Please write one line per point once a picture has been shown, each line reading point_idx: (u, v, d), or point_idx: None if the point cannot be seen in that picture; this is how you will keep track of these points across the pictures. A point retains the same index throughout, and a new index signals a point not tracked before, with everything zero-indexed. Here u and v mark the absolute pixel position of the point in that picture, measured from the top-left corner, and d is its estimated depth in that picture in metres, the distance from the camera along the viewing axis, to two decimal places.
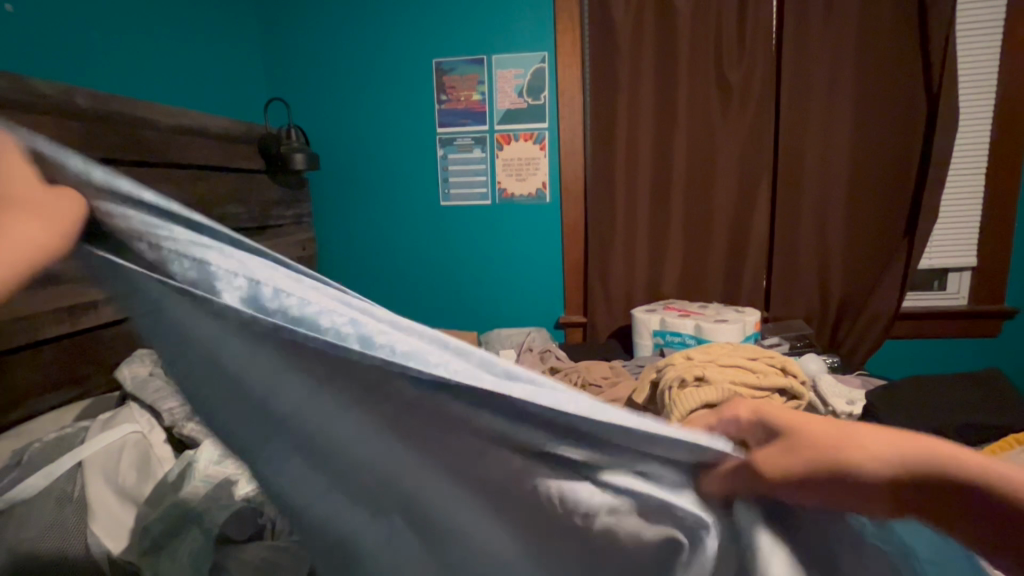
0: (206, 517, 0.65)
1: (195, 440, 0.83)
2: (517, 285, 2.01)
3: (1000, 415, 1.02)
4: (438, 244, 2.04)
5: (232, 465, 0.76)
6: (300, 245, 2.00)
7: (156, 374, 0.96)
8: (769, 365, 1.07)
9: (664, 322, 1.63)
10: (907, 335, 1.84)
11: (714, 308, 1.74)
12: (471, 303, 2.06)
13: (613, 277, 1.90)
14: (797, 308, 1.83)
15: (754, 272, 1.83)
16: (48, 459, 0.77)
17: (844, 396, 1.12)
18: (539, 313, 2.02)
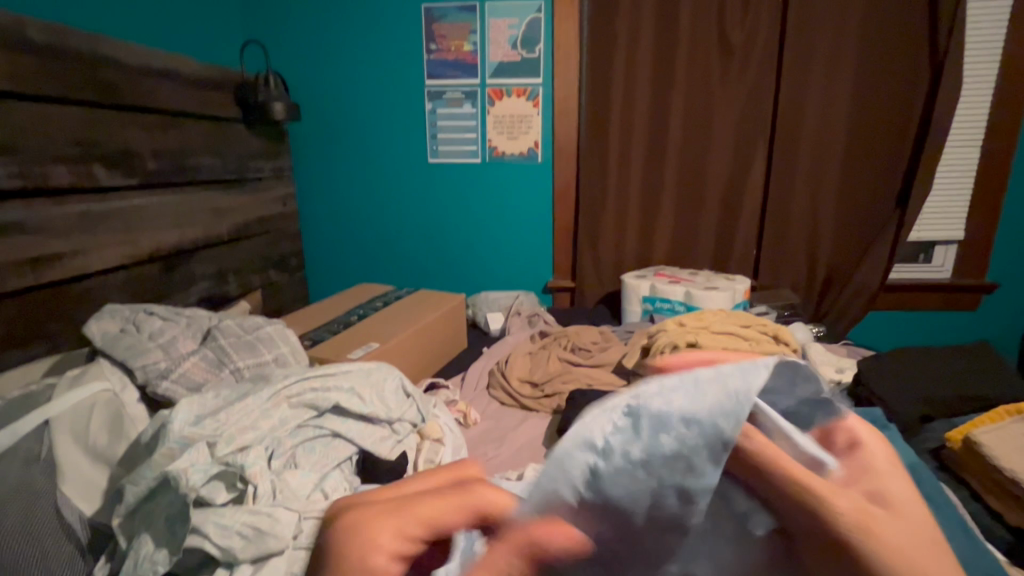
0: (179, 477, 0.57)
1: (172, 398, 0.80)
2: (506, 248, 1.97)
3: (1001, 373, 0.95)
4: (426, 203, 1.97)
5: (211, 425, 0.67)
6: (280, 200, 1.91)
7: (127, 330, 0.91)
8: (761, 333, 1.06)
9: (654, 288, 1.61)
10: (889, 307, 1.86)
11: (704, 275, 1.73)
12: (459, 265, 2.02)
13: (603, 242, 1.87)
14: (783, 277, 1.84)
15: (744, 241, 1.82)
16: (13, 415, 0.74)
17: (833, 364, 1.08)
18: (528, 277, 1.99)
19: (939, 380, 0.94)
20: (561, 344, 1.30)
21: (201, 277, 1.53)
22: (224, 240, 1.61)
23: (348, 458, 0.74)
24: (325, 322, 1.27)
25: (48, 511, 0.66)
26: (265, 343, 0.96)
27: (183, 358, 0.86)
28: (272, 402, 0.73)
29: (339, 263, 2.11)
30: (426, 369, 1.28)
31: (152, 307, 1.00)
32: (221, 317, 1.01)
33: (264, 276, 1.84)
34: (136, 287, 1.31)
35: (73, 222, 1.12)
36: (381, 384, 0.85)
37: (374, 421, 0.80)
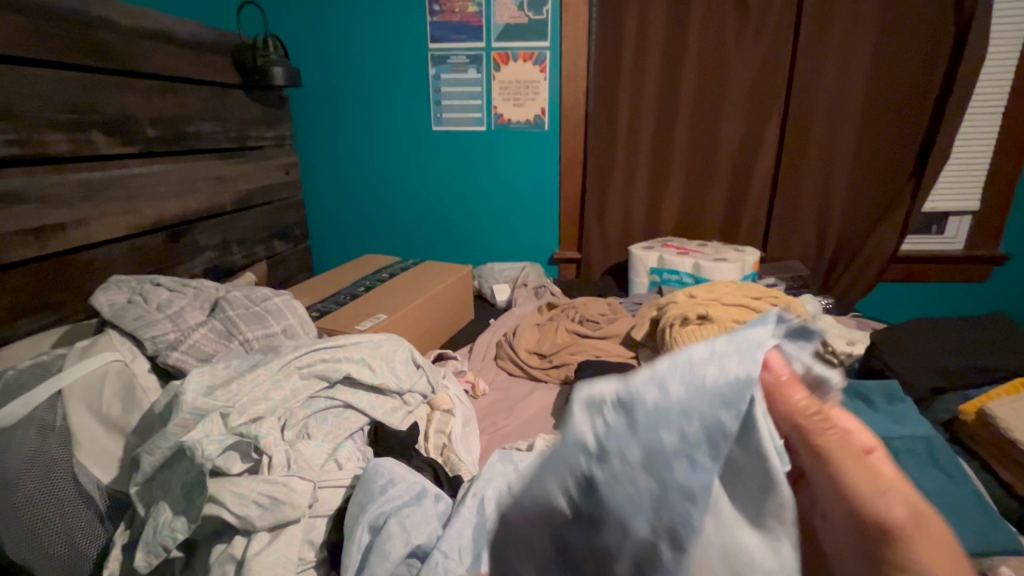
0: (194, 448, 0.56)
1: (183, 368, 0.80)
2: (511, 219, 1.95)
3: (1015, 346, 0.94)
4: (430, 172, 1.94)
5: (224, 396, 0.67)
6: (283, 169, 1.88)
7: (135, 301, 0.90)
8: (772, 305, 1.06)
9: (662, 259, 1.60)
10: (899, 278, 1.85)
11: (713, 246, 1.71)
12: (464, 236, 2.00)
13: (610, 212, 1.84)
14: (792, 248, 1.81)
15: (754, 212, 1.79)
16: (26, 385, 0.75)
17: (843, 336, 1.06)
18: (533, 248, 1.97)
19: (951, 352, 0.93)
20: (569, 315, 1.29)
21: (206, 248, 1.52)
22: (227, 209, 1.59)
23: (360, 429, 0.75)
24: (331, 292, 1.27)
25: (67, 479, 0.67)
26: (273, 314, 0.95)
27: (192, 329, 0.86)
28: (283, 372, 0.73)
29: (343, 235, 2.09)
30: (433, 340, 1.28)
31: (158, 278, 0.99)
32: (228, 287, 1.01)
33: (269, 246, 1.83)
34: (141, 258, 1.30)
35: (75, 191, 1.10)
36: (392, 354, 0.84)
37: (385, 391, 0.80)
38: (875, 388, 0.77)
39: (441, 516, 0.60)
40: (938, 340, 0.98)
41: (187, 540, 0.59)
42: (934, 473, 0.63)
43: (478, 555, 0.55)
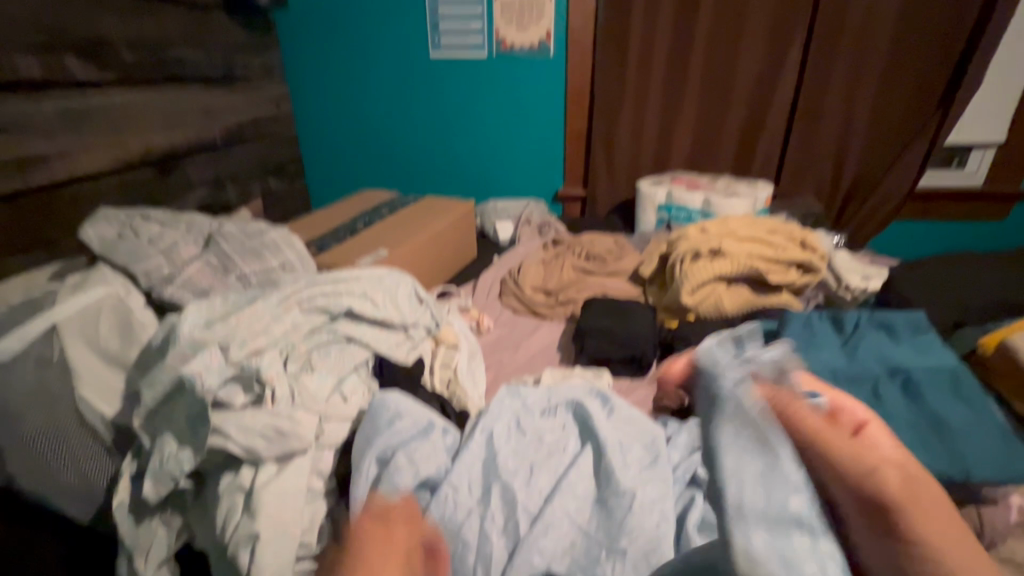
0: (194, 380, 0.55)
1: (179, 303, 0.78)
2: (515, 154, 1.87)
3: None
4: (429, 104, 1.84)
5: (222, 329, 0.65)
6: (273, 101, 1.78)
7: (125, 235, 0.87)
8: (786, 238, 1.02)
9: (671, 195, 1.54)
10: (913, 216, 1.79)
11: (724, 182, 1.64)
12: (465, 173, 1.93)
13: (618, 147, 1.76)
14: (806, 185, 1.75)
15: (769, 146, 1.71)
16: (20, 319, 0.73)
17: (858, 272, 1.01)
18: (537, 185, 1.91)
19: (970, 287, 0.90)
20: (575, 252, 1.26)
21: (198, 184, 1.46)
22: (217, 143, 1.52)
23: (364, 363, 0.73)
24: (330, 229, 1.23)
25: (70, 414, 0.65)
26: (270, 249, 0.92)
27: (186, 263, 0.83)
28: (282, 307, 0.71)
29: (340, 172, 2.02)
30: (436, 278, 1.25)
31: (148, 212, 0.95)
32: (221, 222, 0.97)
33: (264, 183, 1.76)
34: (131, 194, 1.25)
35: (53, 120, 1.04)
36: (395, 289, 0.82)
37: (389, 326, 0.78)
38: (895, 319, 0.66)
39: (449, 449, 0.59)
40: (957, 276, 0.94)
41: (196, 471, 0.59)
42: (953, 409, 0.55)
43: (487, 486, 0.54)
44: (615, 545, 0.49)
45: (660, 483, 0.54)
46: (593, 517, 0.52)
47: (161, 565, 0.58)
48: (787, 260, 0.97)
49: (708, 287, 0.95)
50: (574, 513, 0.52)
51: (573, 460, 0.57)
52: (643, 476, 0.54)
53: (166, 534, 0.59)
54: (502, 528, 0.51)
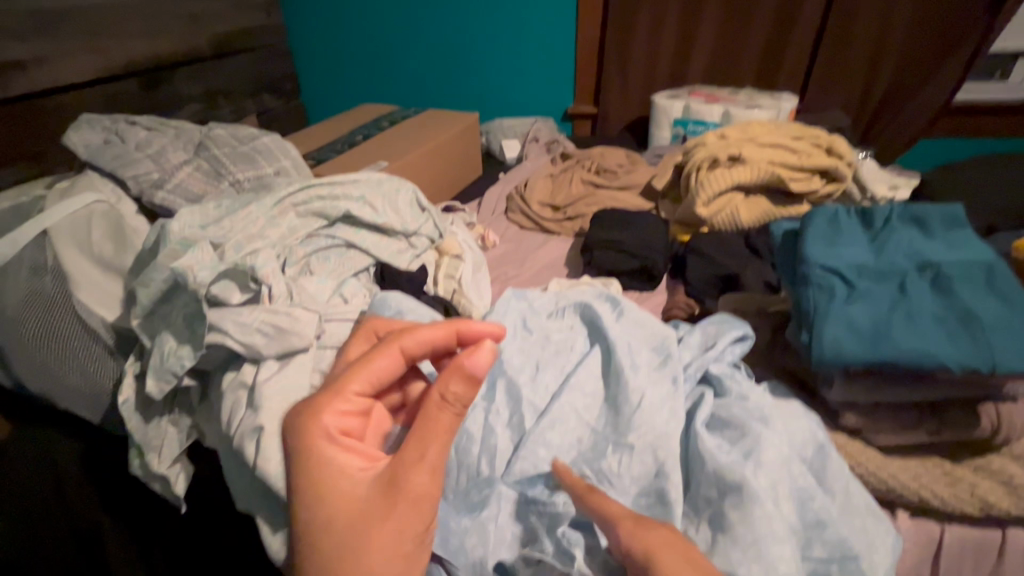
0: (186, 275, 0.54)
1: (171, 209, 0.75)
2: (521, 67, 1.74)
3: None
4: (428, 11, 1.70)
5: (216, 231, 0.62)
6: (262, 9, 1.66)
7: (112, 141, 0.82)
8: (811, 145, 0.96)
9: (688, 108, 1.44)
10: (947, 132, 1.67)
11: (745, 95, 1.54)
12: (469, 89, 1.82)
13: (632, 57, 1.63)
14: (833, 99, 1.63)
15: (796, 54, 1.57)
16: (10, 225, 0.71)
17: (886, 182, 0.95)
18: (545, 101, 1.80)
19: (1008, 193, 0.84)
20: (584, 166, 1.20)
21: (189, 98, 1.38)
22: (206, 55, 1.43)
23: (365, 270, 0.71)
24: (328, 142, 1.17)
25: (71, 318, 0.64)
26: (263, 156, 0.87)
27: (176, 168, 0.79)
28: (277, 210, 0.68)
29: (339, 89, 1.92)
30: (440, 194, 1.20)
31: (134, 118, 0.90)
32: (211, 128, 0.91)
33: (259, 101, 1.68)
34: (118, 107, 1.18)
35: (24, 20, 0.96)
36: (395, 195, 0.79)
37: (389, 233, 0.75)
38: (929, 212, 0.57)
39: None
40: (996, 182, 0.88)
41: (198, 371, 0.58)
42: (987, 301, 0.47)
43: (491, 384, 0.53)
44: (622, 440, 0.47)
45: (668, 381, 0.52)
46: (600, 415, 0.51)
47: (174, 463, 0.59)
48: (810, 167, 0.91)
49: (725, 197, 0.90)
50: (580, 409, 0.50)
51: (580, 359, 0.55)
52: (652, 376, 0.52)
53: (176, 433, 0.59)
54: (507, 423, 0.50)
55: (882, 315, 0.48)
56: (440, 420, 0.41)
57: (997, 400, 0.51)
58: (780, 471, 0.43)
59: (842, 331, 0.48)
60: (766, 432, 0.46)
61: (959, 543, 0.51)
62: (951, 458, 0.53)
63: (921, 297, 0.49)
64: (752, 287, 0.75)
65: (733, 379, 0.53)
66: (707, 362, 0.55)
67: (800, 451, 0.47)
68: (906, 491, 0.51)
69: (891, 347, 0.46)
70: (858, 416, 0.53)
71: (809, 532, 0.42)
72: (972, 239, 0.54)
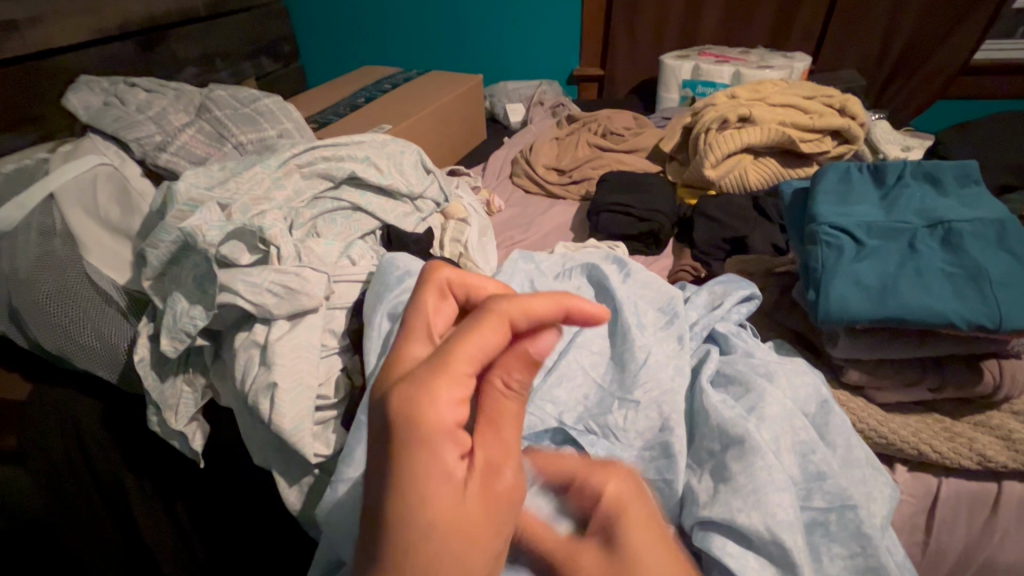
0: (195, 235, 0.54)
1: (176, 172, 0.75)
2: (526, 26, 1.69)
3: None
4: None
5: (222, 192, 0.62)
6: None
7: (112, 103, 0.81)
8: (824, 106, 0.93)
9: (697, 68, 1.41)
10: (963, 93, 1.63)
11: (757, 54, 1.49)
12: (472, 50, 1.78)
13: (640, 15, 1.58)
14: (847, 58, 1.58)
15: (811, 12, 1.52)
16: (16, 189, 0.71)
17: (898, 144, 0.94)
18: (550, 63, 1.75)
19: None
20: (590, 129, 1.18)
21: (187, 61, 1.36)
22: (201, 15, 1.39)
23: (372, 232, 0.71)
24: (330, 105, 1.15)
25: (83, 280, 0.65)
26: (265, 117, 0.86)
27: (178, 131, 0.78)
28: (283, 171, 0.68)
29: (339, 52, 1.88)
30: (444, 158, 1.19)
31: (133, 80, 0.88)
32: (212, 90, 0.90)
33: (258, 64, 1.64)
34: (116, 69, 1.16)
35: None
36: (399, 157, 0.78)
37: (394, 195, 0.75)
38: (942, 168, 0.56)
39: None
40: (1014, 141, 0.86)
41: (210, 331, 0.59)
42: (996, 257, 0.47)
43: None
44: (628, 395, 0.48)
45: (675, 340, 0.52)
46: (607, 371, 0.51)
47: (191, 421, 0.60)
48: (822, 128, 0.89)
49: (734, 159, 0.89)
50: (587, 365, 0.51)
51: (588, 318, 0.56)
52: (658, 335, 0.53)
53: (191, 392, 0.60)
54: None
55: (890, 272, 0.48)
56: (505, 409, 0.32)
57: (1000, 357, 0.51)
58: (781, 426, 0.44)
59: (848, 288, 0.48)
60: (770, 388, 0.47)
61: (955, 495, 0.53)
62: (951, 414, 0.54)
63: (930, 254, 0.49)
64: (759, 249, 0.75)
65: (739, 338, 0.54)
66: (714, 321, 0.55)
67: (803, 407, 0.48)
68: (905, 445, 0.52)
69: (898, 304, 0.46)
70: (862, 373, 0.53)
71: (809, 483, 0.43)
72: (985, 196, 0.53)
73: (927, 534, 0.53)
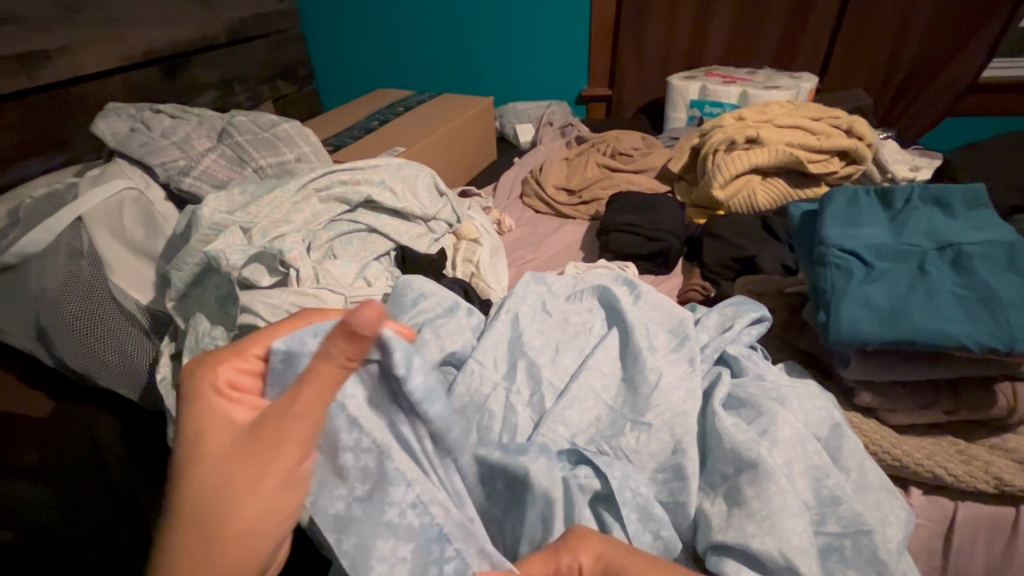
0: (219, 258, 0.56)
1: (198, 195, 0.77)
2: (535, 50, 1.73)
3: None
4: None
5: (243, 216, 0.64)
6: None
7: (139, 129, 0.84)
8: (832, 127, 0.94)
9: (705, 88, 1.43)
10: (973, 110, 1.63)
11: (764, 75, 1.51)
12: (482, 73, 1.82)
13: (647, 38, 1.61)
14: (855, 77, 1.60)
15: (815, 34, 1.54)
16: (44, 213, 0.73)
17: (907, 164, 0.94)
18: (559, 85, 1.78)
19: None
20: (600, 149, 1.20)
21: (207, 86, 1.40)
22: (222, 42, 1.45)
23: (386, 253, 0.73)
24: (345, 128, 1.19)
25: (109, 302, 0.67)
26: (283, 141, 0.89)
27: (201, 156, 0.81)
28: (301, 195, 0.70)
29: (353, 74, 1.93)
30: (456, 179, 1.21)
31: (157, 106, 0.92)
32: (233, 115, 0.93)
33: (274, 87, 1.69)
34: (139, 96, 1.20)
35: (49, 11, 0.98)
36: (414, 179, 0.80)
37: (408, 217, 0.77)
38: (951, 191, 0.56)
39: (474, 328, 0.59)
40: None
41: None
42: (1008, 280, 0.47)
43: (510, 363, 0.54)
44: (639, 418, 0.49)
45: (685, 362, 0.53)
46: (618, 394, 0.52)
47: None
48: (829, 149, 0.90)
49: (742, 180, 0.90)
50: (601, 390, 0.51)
51: (599, 340, 0.56)
52: (669, 358, 0.53)
53: None
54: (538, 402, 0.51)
55: (899, 295, 0.49)
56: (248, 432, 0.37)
57: (1016, 380, 0.51)
58: (794, 450, 0.45)
59: (856, 311, 0.48)
60: (782, 411, 0.47)
61: (973, 519, 0.52)
62: (965, 436, 0.54)
63: (940, 277, 0.49)
64: (769, 269, 0.75)
65: (750, 361, 0.54)
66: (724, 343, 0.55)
67: (816, 430, 0.48)
68: (919, 467, 0.52)
69: (908, 327, 0.47)
70: (874, 395, 0.53)
71: (823, 507, 0.43)
72: (995, 220, 0.53)
73: (944, 558, 0.53)
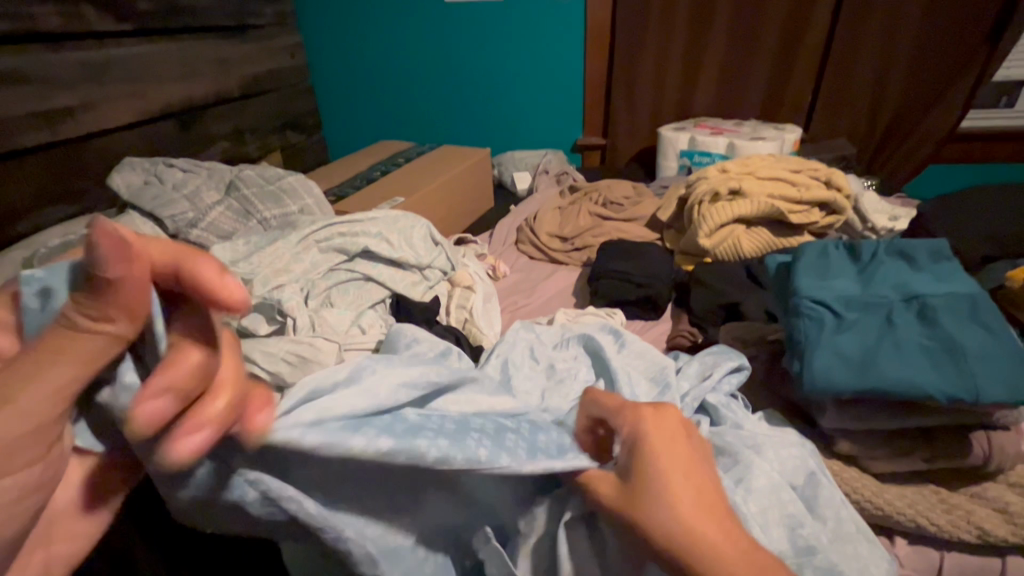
0: None
1: (205, 246, 0.81)
2: (533, 102, 1.82)
3: None
4: (443, 52, 1.80)
5: (245, 266, 0.67)
6: (288, 52, 1.78)
7: (151, 182, 0.89)
8: (811, 179, 0.99)
9: (693, 140, 1.49)
10: (954, 159, 1.69)
11: (750, 126, 1.58)
12: (481, 122, 1.90)
13: (639, 92, 1.69)
14: (838, 128, 1.67)
15: (799, 88, 1.62)
16: (57, 262, 0.77)
17: (885, 214, 0.98)
18: (555, 135, 1.86)
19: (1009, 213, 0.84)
20: (592, 198, 1.25)
21: (219, 137, 1.47)
22: (236, 96, 1.53)
23: (382, 301, 0.76)
24: (349, 177, 1.24)
25: None
26: (288, 194, 0.94)
27: (209, 208, 0.85)
28: (302, 246, 0.73)
29: (361, 126, 2.02)
30: (453, 225, 1.25)
31: (170, 160, 0.97)
32: (242, 169, 0.98)
33: (283, 137, 1.77)
34: (154, 147, 1.27)
35: (75, 71, 1.05)
36: (410, 230, 0.84)
37: (403, 267, 0.80)
38: (915, 244, 0.59)
39: None
40: (994, 204, 0.86)
41: None
42: (972, 331, 0.50)
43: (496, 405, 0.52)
44: None
45: None
46: None
47: None
48: (809, 200, 0.94)
49: (727, 229, 0.94)
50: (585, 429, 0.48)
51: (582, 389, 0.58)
52: None
53: None
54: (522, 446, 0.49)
55: (870, 345, 0.51)
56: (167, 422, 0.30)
57: (988, 429, 0.53)
58: (769, 499, 0.46)
59: (830, 361, 0.50)
60: (756, 460, 0.48)
61: (959, 571, 0.52)
62: (945, 485, 0.55)
63: (907, 328, 0.52)
64: (753, 316, 0.77)
65: (729, 409, 0.56)
66: (704, 390, 0.57)
67: (791, 478, 0.49)
68: (901, 517, 0.53)
69: (879, 376, 0.48)
70: (852, 444, 0.54)
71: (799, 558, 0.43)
72: (958, 272, 0.56)
73: None
